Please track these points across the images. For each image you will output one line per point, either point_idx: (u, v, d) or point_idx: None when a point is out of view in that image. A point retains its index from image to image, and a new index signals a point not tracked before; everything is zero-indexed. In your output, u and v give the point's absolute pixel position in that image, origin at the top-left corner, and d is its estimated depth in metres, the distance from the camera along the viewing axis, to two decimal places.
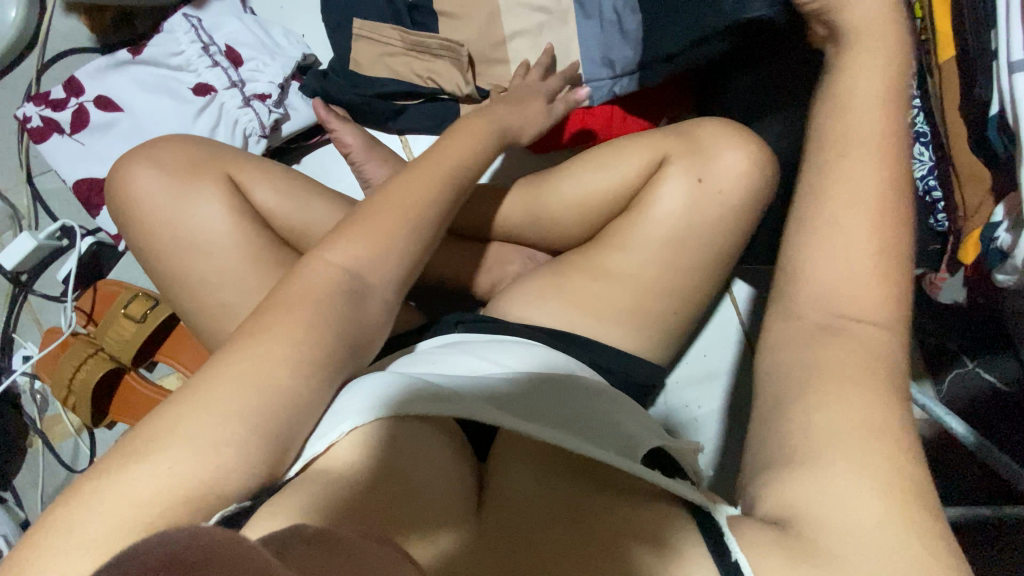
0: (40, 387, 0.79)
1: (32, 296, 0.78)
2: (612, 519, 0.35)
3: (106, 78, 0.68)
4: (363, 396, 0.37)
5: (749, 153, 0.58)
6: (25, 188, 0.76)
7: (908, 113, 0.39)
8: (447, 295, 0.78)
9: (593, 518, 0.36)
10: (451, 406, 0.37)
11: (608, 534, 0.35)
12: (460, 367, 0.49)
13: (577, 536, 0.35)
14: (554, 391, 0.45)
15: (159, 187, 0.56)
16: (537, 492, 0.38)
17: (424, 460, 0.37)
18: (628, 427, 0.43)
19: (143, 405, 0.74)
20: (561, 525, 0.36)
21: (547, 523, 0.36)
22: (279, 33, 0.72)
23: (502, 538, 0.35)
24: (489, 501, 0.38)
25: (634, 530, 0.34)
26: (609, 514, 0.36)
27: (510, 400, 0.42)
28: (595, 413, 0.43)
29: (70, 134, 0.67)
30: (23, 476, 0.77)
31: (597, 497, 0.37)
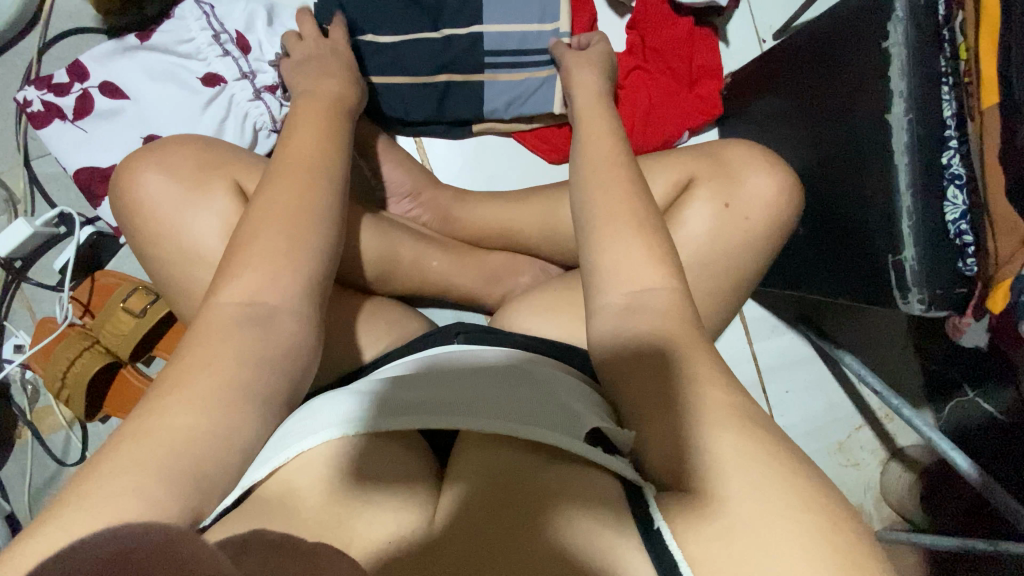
0: (31, 378, 0.77)
1: (26, 284, 0.75)
2: (550, 493, 0.38)
3: (112, 63, 0.64)
4: (322, 420, 0.42)
5: (776, 181, 0.57)
6: (21, 171, 0.73)
7: None
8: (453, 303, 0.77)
9: (538, 497, 0.38)
10: (390, 421, 0.41)
11: (547, 511, 0.37)
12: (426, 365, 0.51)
13: (520, 522, 0.37)
14: (511, 378, 0.46)
15: (168, 187, 0.54)
16: (488, 480, 0.41)
17: (380, 465, 0.42)
18: (580, 398, 0.45)
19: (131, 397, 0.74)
20: (507, 511, 0.38)
21: (496, 511, 0.39)
22: (293, 21, 0.68)
23: (460, 532, 0.38)
24: (449, 496, 0.42)
25: (579, 517, 0.36)
26: (553, 497, 0.38)
27: (461, 391, 0.45)
28: (546, 389, 0.45)
29: (73, 121, 0.64)
30: (9, 468, 0.75)
31: (542, 477, 0.39)
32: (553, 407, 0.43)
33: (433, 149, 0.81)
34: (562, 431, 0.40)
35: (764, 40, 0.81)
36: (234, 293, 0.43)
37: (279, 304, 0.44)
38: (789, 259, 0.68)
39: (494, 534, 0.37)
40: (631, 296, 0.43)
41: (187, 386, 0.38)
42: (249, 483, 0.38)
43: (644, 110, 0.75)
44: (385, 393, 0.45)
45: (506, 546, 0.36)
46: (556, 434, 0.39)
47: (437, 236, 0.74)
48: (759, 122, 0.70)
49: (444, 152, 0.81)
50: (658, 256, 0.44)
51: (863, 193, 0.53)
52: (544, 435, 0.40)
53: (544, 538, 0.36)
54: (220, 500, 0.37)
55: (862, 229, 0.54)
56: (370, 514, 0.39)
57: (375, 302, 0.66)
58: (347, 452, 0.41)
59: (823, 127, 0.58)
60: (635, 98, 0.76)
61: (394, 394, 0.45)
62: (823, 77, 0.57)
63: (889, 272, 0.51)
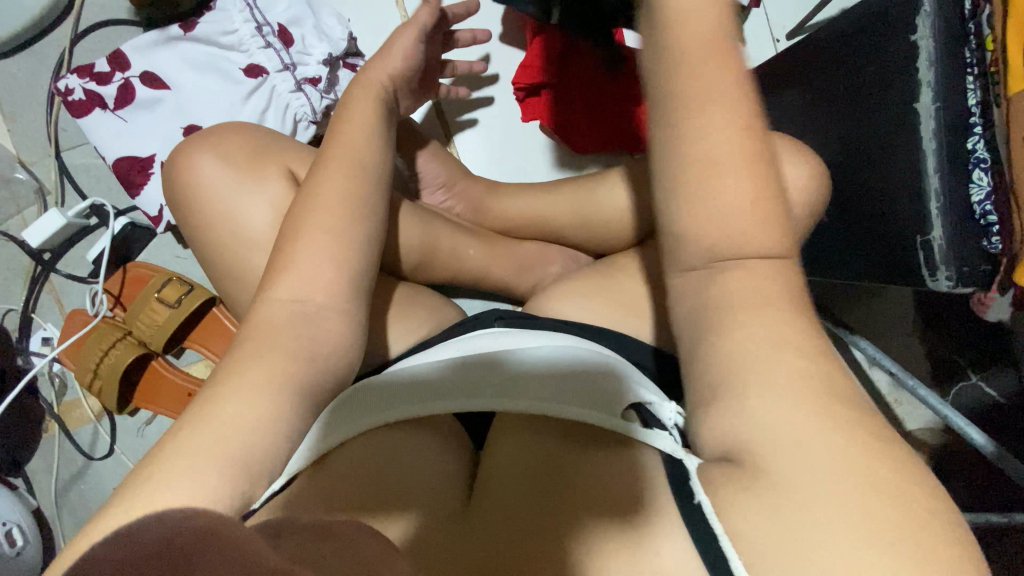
0: (59, 371, 0.76)
1: (54, 276, 0.74)
2: (579, 474, 0.42)
3: (154, 53, 0.65)
4: (365, 409, 0.47)
5: (806, 168, 0.60)
6: (52, 162, 0.73)
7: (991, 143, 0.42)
8: (483, 292, 0.79)
9: (566, 482, 0.42)
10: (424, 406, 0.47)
11: (569, 491, 0.41)
12: (464, 342, 0.53)
13: (540, 503, 0.42)
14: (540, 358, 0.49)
15: (219, 172, 0.54)
16: (517, 464, 0.45)
17: (414, 454, 0.47)
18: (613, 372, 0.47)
19: (176, 394, 0.73)
20: (532, 493, 0.43)
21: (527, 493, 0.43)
22: (331, 14, 0.69)
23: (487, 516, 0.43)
24: (485, 482, 0.46)
25: (601, 494, 0.40)
26: (575, 476, 0.42)
27: (499, 377, 0.48)
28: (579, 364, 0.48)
29: (114, 110, 0.64)
30: (37, 462, 0.74)
31: (571, 460, 0.43)
32: (587, 383, 0.45)
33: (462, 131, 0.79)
34: (595, 409, 0.43)
35: (779, 40, 0.85)
36: (299, 267, 0.44)
37: (342, 283, 0.45)
38: (812, 249, 0.71)
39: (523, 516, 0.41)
40: None
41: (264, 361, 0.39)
42: (291, 473, 0.42)
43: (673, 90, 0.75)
44: (427, 378, 0.49)
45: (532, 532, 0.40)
46: (590, 411, 0.43)
47: (469, 226, 0.75)
48: (780, 115, 0.73)
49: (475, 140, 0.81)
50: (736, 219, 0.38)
51: (887, 178, 0.56)
52: (579, 414, 0.43)
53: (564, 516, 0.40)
54: (266, 489, 0.40)
55: (886, 212, 0.57)
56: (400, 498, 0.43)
57: (414, 289, 0.67)
58: (387, 442, 0.46)
59: (847, 116, 0.61)
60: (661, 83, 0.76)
61: (429, 378, 0.49)
62: (848, 68, 0.60)
63: (916, 252, 0.54)
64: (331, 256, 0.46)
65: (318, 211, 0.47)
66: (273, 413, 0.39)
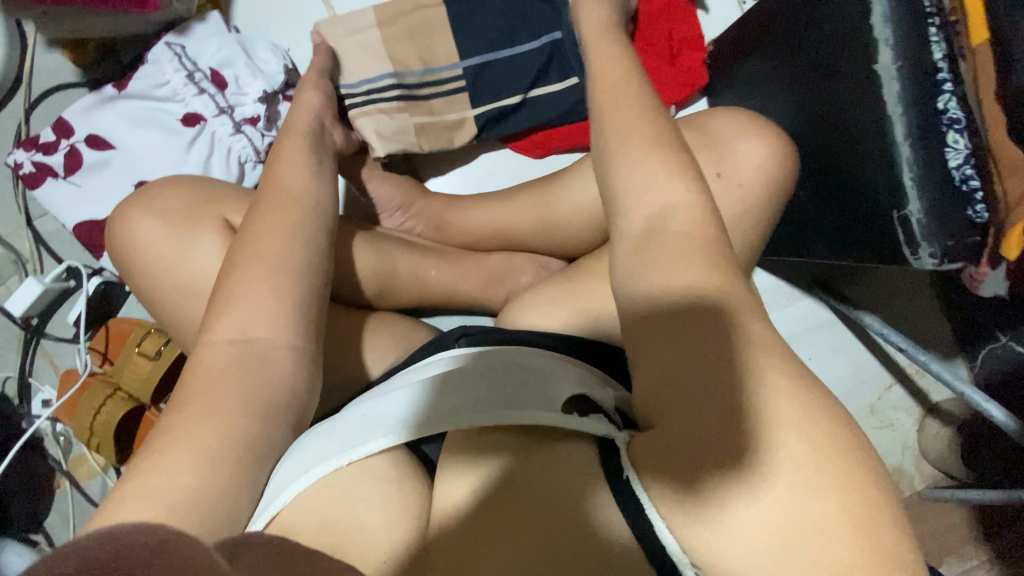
0: (62, 430, 0.79)
1: (45, 340, 0.77)
2: (546, 478, 0.40)
3: (94, 116, 0.65)
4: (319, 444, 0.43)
5: (767, 148, 0.55)
6: (26, 232, 0.76)
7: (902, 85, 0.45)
8: (456, 309, 0.77)
9: (527, 486, 0.40)
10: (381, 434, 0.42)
11: (537, 495, 0.39)
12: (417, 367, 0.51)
13: (512, 513, 0.40)
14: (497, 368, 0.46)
15: (158, 231, 0.54)
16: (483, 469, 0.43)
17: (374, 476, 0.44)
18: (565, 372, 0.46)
19: None
20: (501, 502, 0.41)
21: (496, 500, 0.41)
22: (263, 49, 0.68)
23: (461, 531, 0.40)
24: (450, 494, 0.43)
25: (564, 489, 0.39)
26: (537, 479, 0.40)
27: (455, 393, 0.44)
28: (529, 365, 0.46)
29: (65, 177, 0.65)
30: (52, 518, 0.78)
31: (531, 460, 0.41)
32: (541, 389, 0.43)
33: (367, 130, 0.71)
34: (553, 409, 0.41)
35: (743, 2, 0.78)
36: (228, 325, 0.44)
37: (268, 336, 0.44)
38: (789, 225, 0.66)
39: (495, 517, 0.40)
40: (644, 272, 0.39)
41: (188, 429, 0.39)
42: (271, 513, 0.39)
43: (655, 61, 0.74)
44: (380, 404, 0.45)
45: (510, 539, 0.38)
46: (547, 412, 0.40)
47: (432, 244, 0.73)
48: (746, 87, 0.68)
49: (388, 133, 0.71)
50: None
51: (860, 149, 0.51)
52: (533, 415, 0.41)
53: (538, 529, 0.38)
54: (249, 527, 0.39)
55: (866, 184, 0.51)
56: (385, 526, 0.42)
57: (378, 319, 0.65)
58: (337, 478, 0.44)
59: (811, 79, 0.55)
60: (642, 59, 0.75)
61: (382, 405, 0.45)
62: (804, 31, 0.55)
63: (895, 228, 0.49)
64: (259, 307, 0.45)
65: (245, 262, 0.46)
66: (224, 477, 0.38)
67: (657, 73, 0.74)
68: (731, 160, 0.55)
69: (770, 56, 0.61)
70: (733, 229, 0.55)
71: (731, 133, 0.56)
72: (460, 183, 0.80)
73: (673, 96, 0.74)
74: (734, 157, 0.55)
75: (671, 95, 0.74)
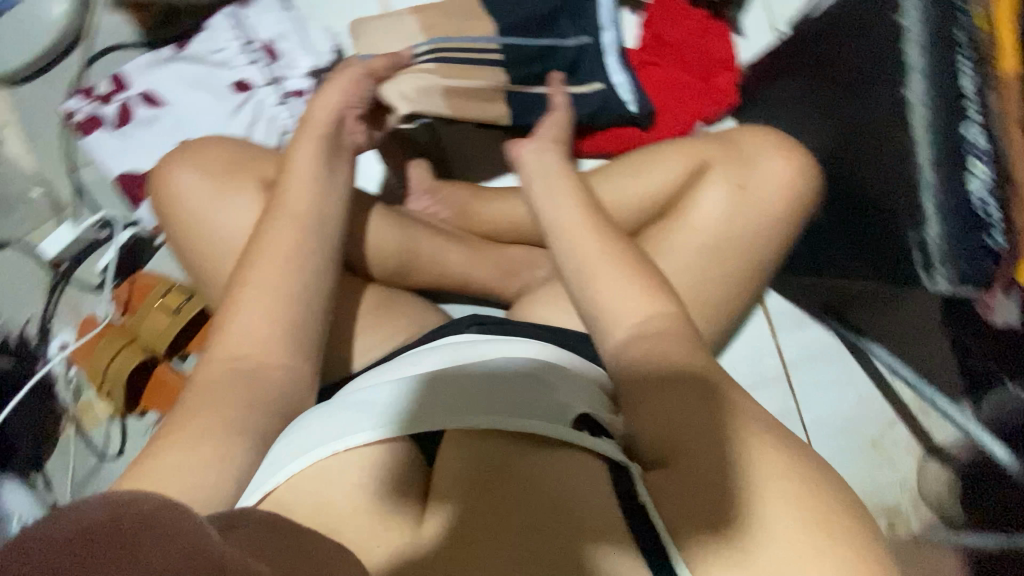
0: (74, 376, 0.80)
1: (70, 285, 0.79)
2: (536, 483, 0.40)
3: (151, 74, 0.69)
4: (312, 431, 0.43)
5: (793, 164, 0.56)
6: (68, 179, 0.79)
7: (933, 111, 0.48)
8: (471, 298, 0.78)
9: (515, 486, 0.40)
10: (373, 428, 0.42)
11: (528, 497, 0.40)
12: (416, 357, 0.51)
13: (497, 511, 0.39)
14: (499, 372, 0.46)
15: (199, 185, 0.57)
16: (468, 462, 0.42)
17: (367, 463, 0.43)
18: (569, 383, 0.47)
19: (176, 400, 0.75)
20: (487, 500, 0.40)
21: (487, 502, 0.40)
22: (316, 28, 0.71)
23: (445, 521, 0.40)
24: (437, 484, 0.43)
25: (553, 499, 0.39)
26: (526, 483, 0.40)
27: (454, 393, 0.44)
28: (536, 373, 0.47)
29: (114, 128, 0.68)
30: (54, 462, 0.79)
31: (522, 463, 0.41)
32: (544, 398, 0.44)
33: (389, 92, 0.65)
34: (556, 423, 0.42)
35: (780, 29, 0.80)
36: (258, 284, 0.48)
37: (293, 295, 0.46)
38: (805, 248, 0.67)
39: (480, 512, 0.40)
40: (636, 319, 0.47)
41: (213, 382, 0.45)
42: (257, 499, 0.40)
43: (688, 78, 0.77)
44: (378, 397, 0.45)
45: (491, 536, 0.38)
46: (549, 426, 0.41)
47: (454, 232, 0.75)
48: (776, 110, 0.71)
49: (413, 96, 0.65)
50: (623, 267, 0.49)
51: (883, 169, 0.53)
52: (541, 427, 0.41)
53: (525, 530, 0.38)
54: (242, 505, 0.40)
55: (886, 202, 0.53)
56: (378, 506, 0.41)
57: (395, 296, 0.67)
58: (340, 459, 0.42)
59: (847, 101, 0.57)
60: (676, 75, 0.77)
61: (377, 397, 0.45)
62: (844, 58, 0.58)
63: (914, 250, 0.52)
64: None
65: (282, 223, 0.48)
66: None
67: (690, 89, 0.77)
68: (756, 173, 0.56)
69: (804, 83, 0.64)
70: (750, 240, 0.56)
71: (759, 148, 0.58)
72: (487, 176, 0.82)
73: (703, 112, 0.76)
74: (760, 169, 0.56)
75: (701, 112, 0.76)
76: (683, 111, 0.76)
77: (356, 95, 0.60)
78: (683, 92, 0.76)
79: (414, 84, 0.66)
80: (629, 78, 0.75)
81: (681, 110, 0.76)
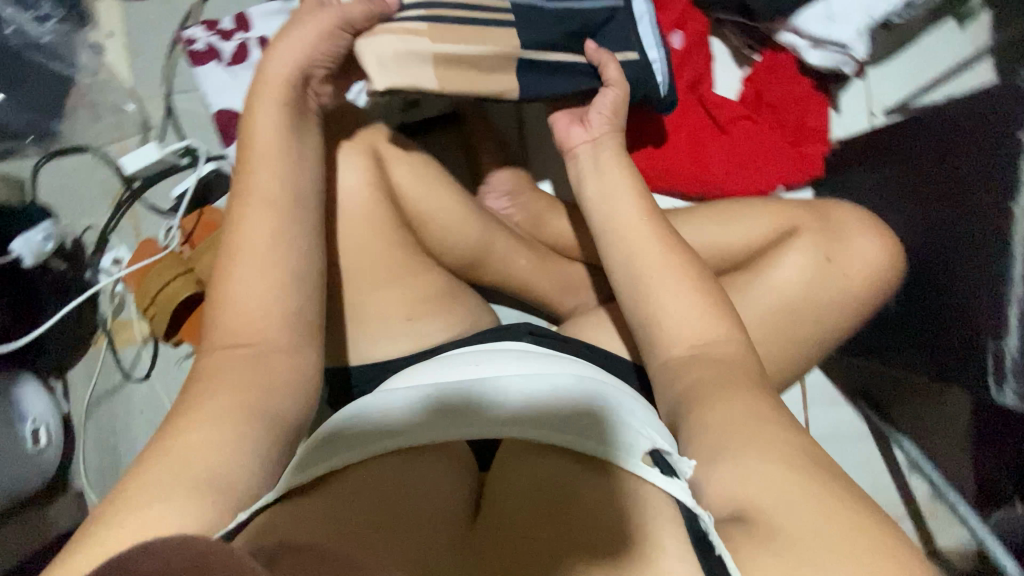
0: (120, 292, 0.81)
1: (138, 204, 0.80)
2: (589, 503, 0.40)
3: (274, 21, 0.70)
4: (330, 438, 0.43)
5: (883, 246, 0.57)
6: (162, 102, 0.80)
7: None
8: (525, 304, 0.79)
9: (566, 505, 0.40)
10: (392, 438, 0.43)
11: (580, 517, 0.39)
12: (429, 367, 0.51)
13: (542, 527, 0.39)
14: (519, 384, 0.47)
15: (311, 141, 0.58)
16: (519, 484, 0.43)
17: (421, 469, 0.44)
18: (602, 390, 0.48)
19: None
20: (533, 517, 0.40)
21: (527, 511, 0.41)
22: None
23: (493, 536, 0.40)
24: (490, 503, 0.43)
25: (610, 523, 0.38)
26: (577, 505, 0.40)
27: (472, 406, 0.45)
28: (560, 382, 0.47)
29: (226, 64, 0.69)
30: (78, 370, 0.81)
31: (569, 483, 0.41)
32: (571, 409, 0.45)
33: (366, 57, 0.52)
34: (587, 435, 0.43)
35: (874, 115, 0.82)
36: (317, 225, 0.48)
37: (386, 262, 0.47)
38: (875, 331, 0.71)
39: (524, 529, 0.40)
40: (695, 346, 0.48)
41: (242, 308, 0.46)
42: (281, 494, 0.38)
43: (782, 141, 0.78)
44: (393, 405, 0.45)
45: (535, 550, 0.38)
46: (580, 439, 0.42)
47: (524, 237, 0.76)
48: (862, 193, 0.73)
49: (394, 65, 0.52)
50: (701, 301, 0.49)
51: (967, 273, 0.56)
52: (567, 439, 0.43)
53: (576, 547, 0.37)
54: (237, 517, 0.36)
55: (960, 304, 0.56)
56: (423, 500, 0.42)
57: (458, 286, 0.68)
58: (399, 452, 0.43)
59: (939, 201, 0.60)
60: (770, 135, 0.78)
61: (394, 405, 0.45)
62: (950, 157, 0.60)
63: (988, 357, 0.52)
64: None
65: None
66: None
67: (781, 151, 0.78)
68: (845, 249, 0.58)
69: (901, 174, 0.67)
70: (826, 310, 0.57)
71: (852, 225, 0.59)
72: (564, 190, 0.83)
73: (789, 177, 0.78)
74: (851, 246, 0.58)
75: (787, 176, 0.78)
76: (771, 171, 0.77)
77: (323, 52, 0.52)
78: (774, 152, 0.77)
79: (404, 48, 0.52)
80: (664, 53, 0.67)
81: (769, 170, 0.77)
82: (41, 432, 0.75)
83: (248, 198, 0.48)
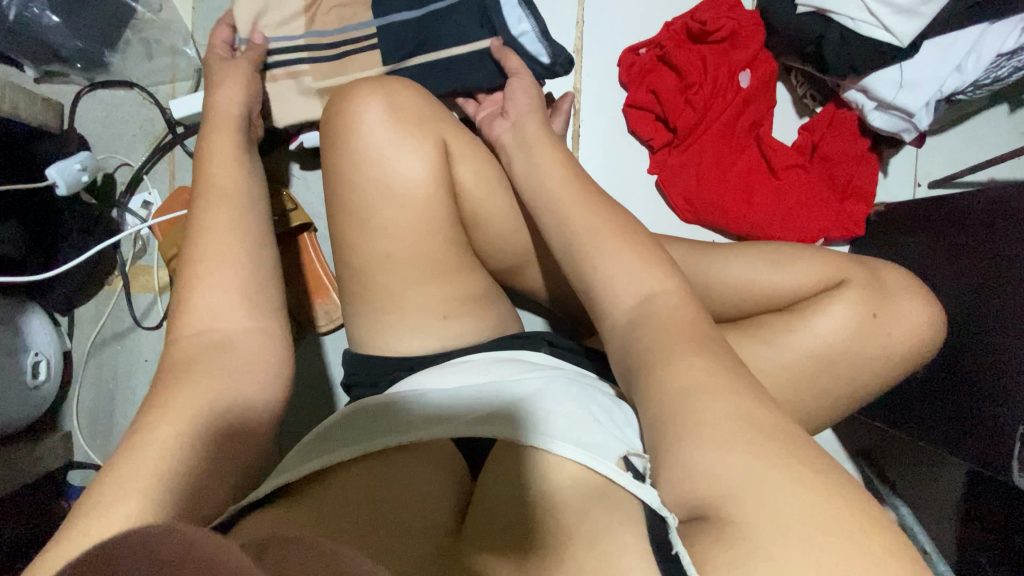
0: (144, 236, 0.80)
1: (178, 150, 0.79)
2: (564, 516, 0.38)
3: None
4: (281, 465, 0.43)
5: (926, 312, 0.59)
6: None
7: None
8: (554, 316, 0.78)
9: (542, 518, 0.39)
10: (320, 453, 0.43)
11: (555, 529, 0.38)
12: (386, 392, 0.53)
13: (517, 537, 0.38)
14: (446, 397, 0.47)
15: (383, 123, 0.58)
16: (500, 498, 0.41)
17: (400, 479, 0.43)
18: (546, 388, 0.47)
19: None
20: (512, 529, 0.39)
21: (509, 523, 0.40)
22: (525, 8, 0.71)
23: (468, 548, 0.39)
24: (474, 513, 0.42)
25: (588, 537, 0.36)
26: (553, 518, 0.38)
27: (393, 419, 0.45)
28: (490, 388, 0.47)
29: None
30: (87, 308, 0.80)
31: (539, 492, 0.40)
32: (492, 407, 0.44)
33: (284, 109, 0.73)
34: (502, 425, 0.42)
35: (921, 184, 0.83)
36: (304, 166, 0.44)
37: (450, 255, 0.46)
38: (894, 399, 0.71)
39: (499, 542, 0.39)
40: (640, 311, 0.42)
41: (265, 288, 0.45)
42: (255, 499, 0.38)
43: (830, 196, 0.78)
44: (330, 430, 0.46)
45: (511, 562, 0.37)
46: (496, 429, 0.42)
47: None
48: (901, 259, 0.74)
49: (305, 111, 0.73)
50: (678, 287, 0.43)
51: (999, 358, 0.58)
52: (484, 429, 0.42)
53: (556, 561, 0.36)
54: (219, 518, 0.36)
55: (993, 388, 0.58)
56: (399, 506, 0.41)
57: (498, 288, 0.67)
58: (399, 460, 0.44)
59: (976, 282, 0.62)
60: (819, 188, 0.79)
61: (330, 430, 0.46)
62: (994, 242, 0.61)
63: (1017, 443, 0.54)
64: None
65: None
66: None
67: (828, 206, 0.78)
68: (888, 313, 0.58)
69: (940, 248, 0.68)
70: (856, 370, 0.58)
71: (896, 292, 0.60)
72: None
73: (833, 232, 0.78)
74: (896, 313, 0.58)
75: (831, 230, 0.78)
76: (816, 223, 0.77)
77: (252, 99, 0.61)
78: (822, 206, 0.78)
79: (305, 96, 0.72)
80: (535, 28, 0.69)
81: (814, 221, 0.78)
82: (42, 363, 0.72)
83: (214, 193, 0.50)
